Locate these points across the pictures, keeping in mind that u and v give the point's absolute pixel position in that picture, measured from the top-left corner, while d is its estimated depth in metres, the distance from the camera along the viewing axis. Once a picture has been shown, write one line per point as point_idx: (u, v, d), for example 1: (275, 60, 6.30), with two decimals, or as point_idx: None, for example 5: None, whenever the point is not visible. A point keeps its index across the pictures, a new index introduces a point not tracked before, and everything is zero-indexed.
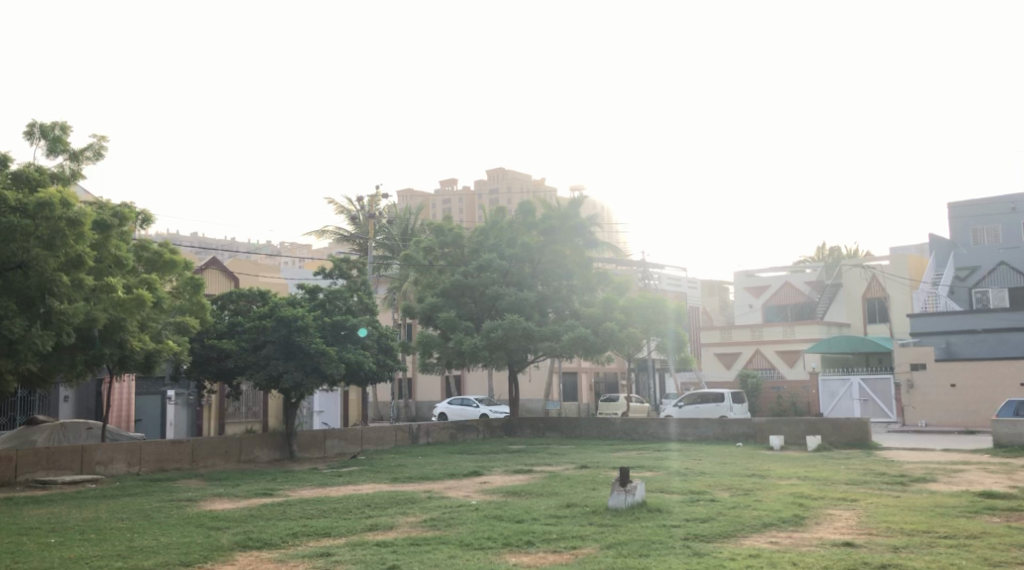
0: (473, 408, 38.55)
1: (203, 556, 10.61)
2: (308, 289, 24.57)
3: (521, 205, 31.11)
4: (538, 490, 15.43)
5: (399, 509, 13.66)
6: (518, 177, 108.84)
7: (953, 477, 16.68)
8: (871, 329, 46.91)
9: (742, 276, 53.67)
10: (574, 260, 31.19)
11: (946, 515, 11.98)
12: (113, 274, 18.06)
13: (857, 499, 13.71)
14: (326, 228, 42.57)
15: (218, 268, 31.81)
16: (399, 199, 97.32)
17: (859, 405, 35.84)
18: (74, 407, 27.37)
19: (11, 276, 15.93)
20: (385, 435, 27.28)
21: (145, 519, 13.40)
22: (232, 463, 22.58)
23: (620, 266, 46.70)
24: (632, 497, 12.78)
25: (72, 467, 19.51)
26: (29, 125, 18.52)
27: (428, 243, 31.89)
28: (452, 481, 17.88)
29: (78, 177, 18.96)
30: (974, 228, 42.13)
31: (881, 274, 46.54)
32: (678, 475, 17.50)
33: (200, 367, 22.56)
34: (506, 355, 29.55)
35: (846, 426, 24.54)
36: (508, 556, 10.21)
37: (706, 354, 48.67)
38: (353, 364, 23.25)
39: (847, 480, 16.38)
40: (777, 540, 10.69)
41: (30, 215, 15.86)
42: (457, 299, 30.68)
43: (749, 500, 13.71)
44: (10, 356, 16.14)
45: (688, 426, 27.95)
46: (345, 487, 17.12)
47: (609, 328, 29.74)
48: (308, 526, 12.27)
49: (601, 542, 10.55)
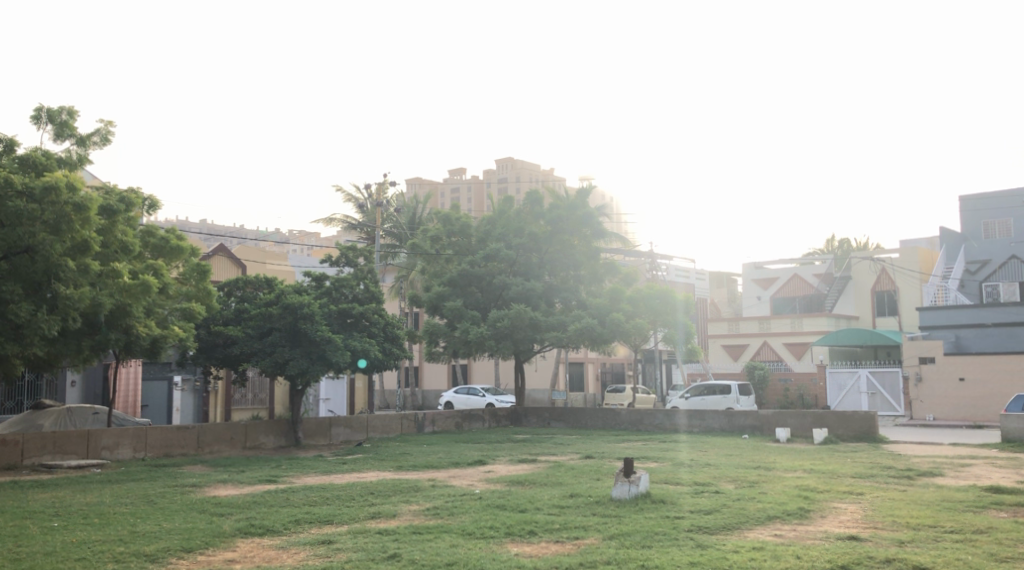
0: (478, 397, 38.56)
1: (205, 542, 10.57)
2: (315, 277, 24.60)
3: (529, 194, 30.92)
4: (542, 480, 15.37)
5: (402, 497, 13.62)
6: (528, 167, 108.62)
7: (960, 472, 16.56)
8: (879, 322, 46.75)
9: (751, 267, 53.40)
10: (582, 250, 31.09)
11: (952, 510, 11.87)
12: (118, 260, 18.08)
13: (864, 493, 13.59)
14: (334, 216, 42.54)
15: (226, 254, 31.81)
16: (408, 187, 97.38)
17: (867, 399, 35.69)
18: (82, 392, 27.47)
19: (18, 260, 15.93)
20: (390, 423, 27.30)
21: (148, 505, 13.39)
22: (237, 449, 22.60)
23: (627, 256, 46.54)
24: (637, 488, 12.73)
25: (78, 451, 19.55)
26: (36, 110, 18.50)
27: (435, 232, 31.80)
28: (456, 469, 17.82)
29: (85, 162, 18.92)
30: (986, 221, 41.49)
31: (890, 267, 46.35)
32: (684, 466, 17.39)
33: (207, 354, 22.56)
34: (512, 344, 29.48)
35: (854, 418, 24.37)
36: (510, 546, 10.13)
37: (714, 346, 48.57)
38: (359, 352, 23.23)
39: (853, 473, 16.27)
40: (782, 533, 10.59)
41: (36, 200, 15.87)
42: (464, 288, 30.55)
43: (754, 492, 13.62)
44: (16, 340, 16.13)
45: (695, 417, 27.83)
46: (349, 475, 17.10)
47: (616, 319, 29.47)
48: (311, 513, 12.23)
49: (604, 533, 10.49)
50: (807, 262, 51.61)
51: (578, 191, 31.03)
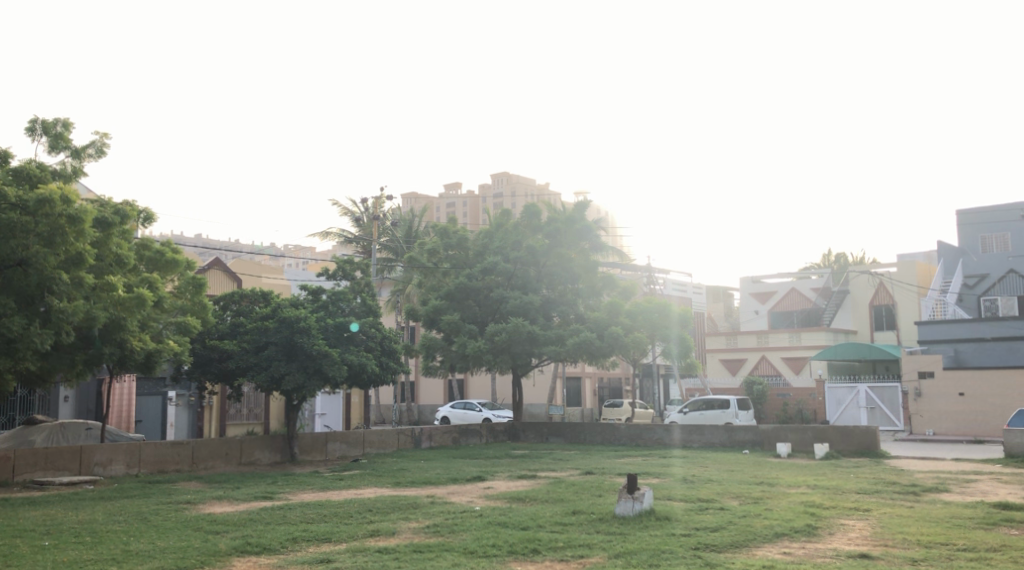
0: (475, 412, 38.28)
1: (201, 561, 10.31)
2: (311, 291, 24.35)
3: (527, 207, 30.87)
4: (543, 496, 15.13)
5: (401, 514, 13.39)
6: (523, 182, 108.76)
7: (966, 488, 16.38)
8: (877, 337, 46.68)
9: (748, 281, 53.26)
10: (581, 263, 30.93)
11: (962, 527, 11.66)
12: (113, 273, 17.83)
13: (871, 509, 13.38)
14: (330, 230, 42.40)
15: (221, 268, 31.58)
16: (403, 201, 97.58)
17: (866, 413, 35.79)
18: (74, 407, 27.16)
19: (11, 273, 15.68)
20: (387, 438, 27.03)
21: (142, 523, 13.12)
22: (232, 465, 22.33)
23: (625, 270, 46.40)
24: (641, 504, 12.50)
25: (71, 468, 19.24)
26: (30, 121, 18.31)
27: (433, 245, 31.60)
28: (455, 485, 17.59)
29: (80, 174, 18.72)
30: (983, 235, 41.61)
31: (888, 281, 46.39)
32: (685, 482, 17.16)
33: (201, 368, 22.29)
34: (510, 358, 29.26)
35: (855, 433, 24.15)
36: (514, 565, 9.90)
37: (711, 360, 48.39)
38: (355, 366, 23.00)
39: (858, 489, 16.04)
40: (790, 551, 10.38)
41: (30, 212, 15.67)
42: (461, 302, 30.35)
43: (759, 509, 13.40)
44: (9, 355, 15.87)
45: (693, 433, 27.57)
46: (347, 491, 16.85)
47: (615, 332, 29.16)
48: (309, 531, 11.98)
49: (609, 551, 10.26)
50: (803, 277, 51.55)
51: (577, 204, 30.92)
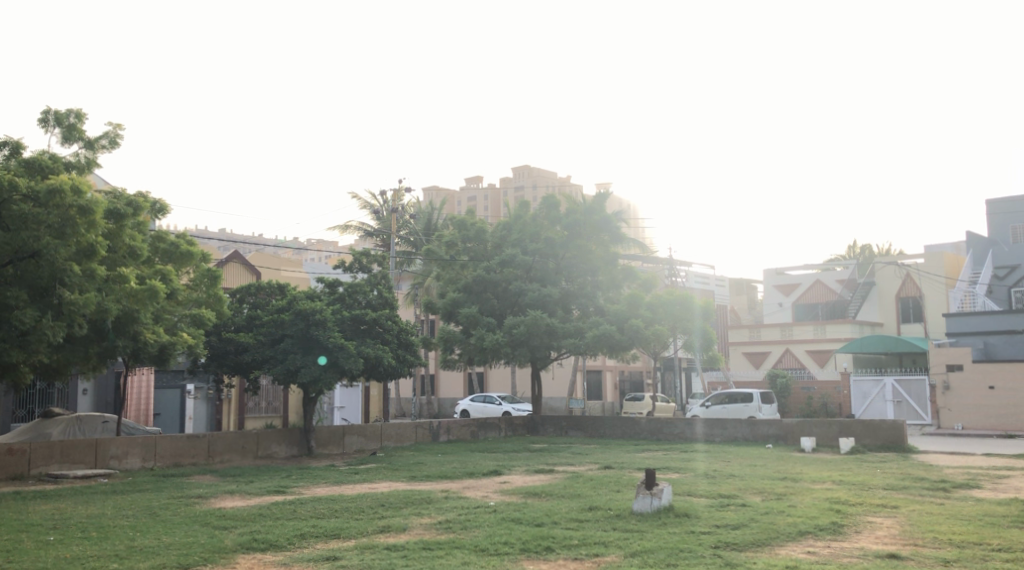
0: (495, 406, 37.98)
1: (204, 558, 10.03)
2: (327, 283, 24.07)
3: (545, 199, 30.41)
4: (560, 491, 14.77)
5: (413, 510, 13.07)
6: (544, 175, 108.47)
7: (999, 484, 15.82)
8: (904, 329, 45.88)
9: (772, 274, 52.64)
10: (600, 255, 30.43)
11: (995, 525, 11.17)
12: (126, 266, 17.54)
13: (899, 506, 12.91)
14: (349, 224, 42.27)
15: (239, 262, 31.48)
16: (424, 195, 97.78)
17: (893, 407, 34.63)
18: (93, 400, 27.11)
19: (24, 265, 15.48)
20: (405, 432, 26.80)
21: (151, 518, 12.91)
22: (249, 459, 22.14)
23: (647, 262, 45.91)
24: (659, 501, 12.11)
25: (87, 461, 19.14)
26: (43, 112, 18.15)
27: (451, 237, 31.23)
28: (471, 480, 17.25)
29: (94, 166, 18.56)
30: (1014, 227, 40.84)
31: (915, 273, 45.53)
32: (707, 477, 16.71)
33: (218, 361, 22.15)
34: (529, 352, 28.88)
35: (881, 427, 23.57)
36: (526, 563, 9.55)
37: (734, 353, 47.81)
38: (372, 359, 22.70)
39: (886, 485, 15.54)
40: (815, 550, 9.95)
41: (41, 203, 15.46)
42: (479, 295, 30.03)
43: (783, 506, 12.94)
44: (22, 347, 15.68)
45: (715, 427, 27.13)
46: (361, 486, 16.57)
47: (634, 326, 28.73)
48: (319, 527, 11.70)
49: (625, 550, 9.88)
50: (829, 269, 50.78)
51: (596, 195, 30.41)
